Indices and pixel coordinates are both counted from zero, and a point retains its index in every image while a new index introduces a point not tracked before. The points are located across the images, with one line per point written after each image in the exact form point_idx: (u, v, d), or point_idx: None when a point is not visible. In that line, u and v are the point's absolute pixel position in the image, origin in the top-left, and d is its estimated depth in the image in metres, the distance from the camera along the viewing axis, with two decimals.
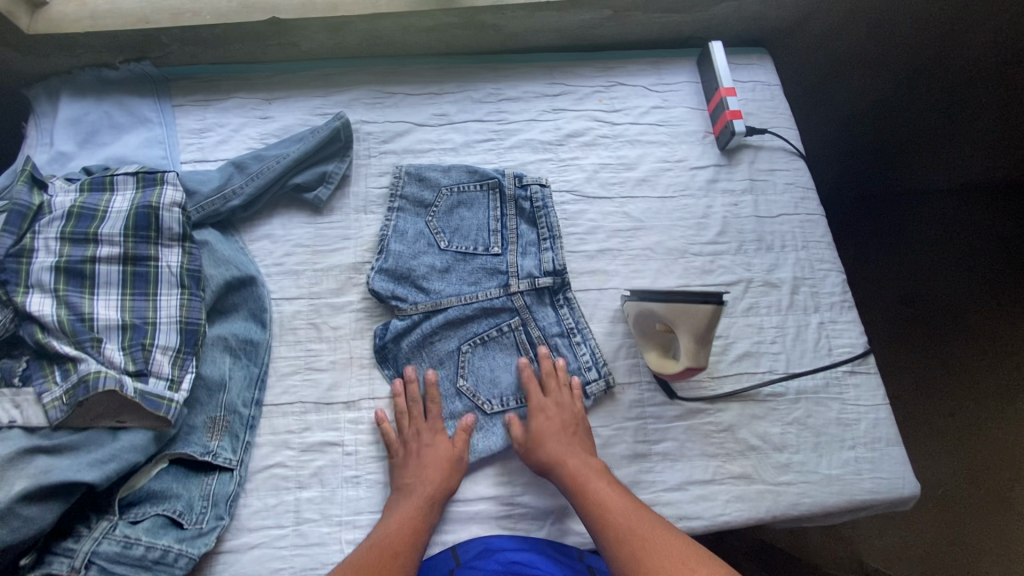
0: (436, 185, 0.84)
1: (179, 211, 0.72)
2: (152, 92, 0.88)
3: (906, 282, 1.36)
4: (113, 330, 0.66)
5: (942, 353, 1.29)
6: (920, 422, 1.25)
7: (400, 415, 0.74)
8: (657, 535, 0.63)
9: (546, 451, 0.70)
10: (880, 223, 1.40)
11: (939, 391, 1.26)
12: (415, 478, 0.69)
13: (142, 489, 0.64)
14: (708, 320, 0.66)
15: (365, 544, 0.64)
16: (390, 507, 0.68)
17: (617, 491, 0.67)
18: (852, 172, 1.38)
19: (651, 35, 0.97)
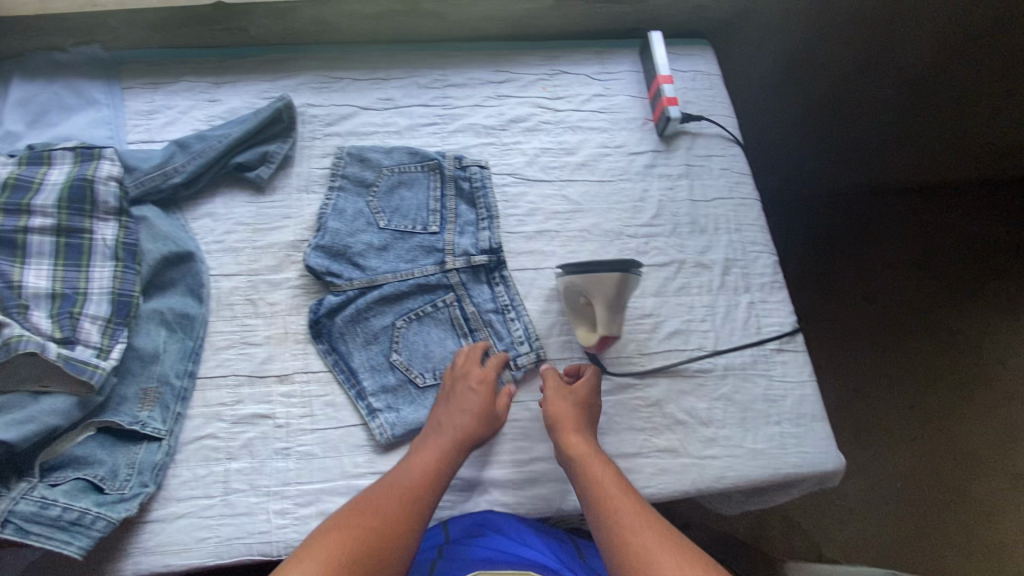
0: (377, 166, 0.86)
1: (115, 185, 0.74)
2: (100, 74, 0.90)
3: (860, 280, 1.37)
4: (42, 299, 0.68)
5: (896, 349, 1.31)
6: (875, 415, 1.26)
7: (459, 359, 0.77)
8: (645, 517, 0.63)
9: (560, 419, 0.72)
10: (833, 222, 1.42)
11: (894, 384, 1.29)
12: (448, 419, 0.72)
13: (65, 454, 0.65)
14: (617, 286, 0.72)
15: (387, 479, 0.68)
16: (418, 444, 0.71)
17: (618, 478, 0.68)
18: (804, 172, 1.39)
19: (596, 26, 1.00)
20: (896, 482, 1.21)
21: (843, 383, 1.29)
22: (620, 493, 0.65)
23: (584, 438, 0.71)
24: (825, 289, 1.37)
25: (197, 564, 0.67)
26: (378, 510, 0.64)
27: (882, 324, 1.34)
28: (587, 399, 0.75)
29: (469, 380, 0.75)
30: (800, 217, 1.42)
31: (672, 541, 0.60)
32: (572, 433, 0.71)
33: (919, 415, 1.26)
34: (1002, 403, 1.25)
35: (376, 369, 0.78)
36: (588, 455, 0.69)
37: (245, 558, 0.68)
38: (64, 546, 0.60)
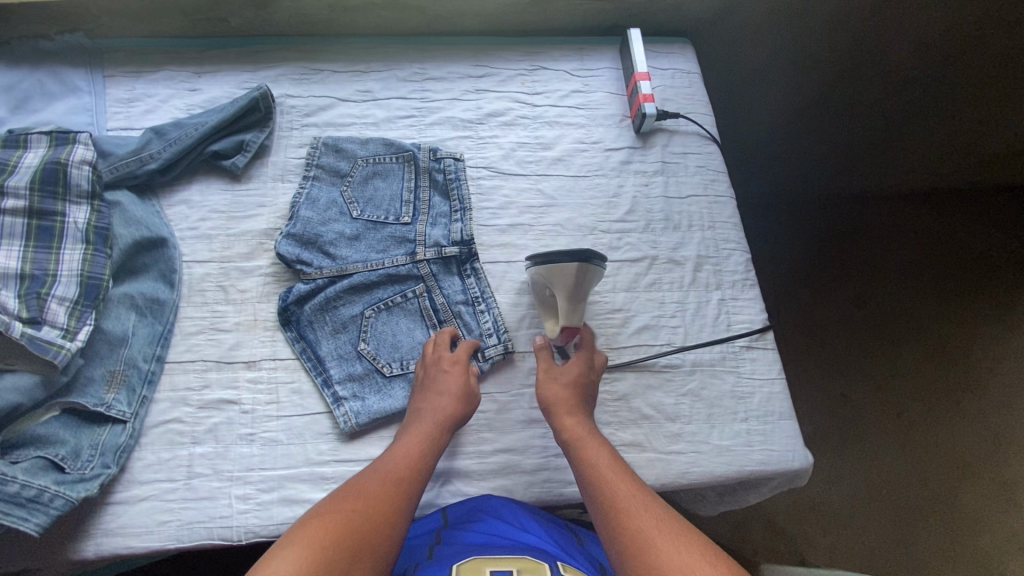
0: (352, 156, 0.87)
1: (89, 169, 0.75)
2: (83, 62, 0.91)
3: (853, 287, 1.36)
4: (10, 279, 0.68)
5: (886, 357, 1.30)
6: (862, 423, 1.25)
7: (428, 346, 0.77)
8: (639, 496, 0.63)
9: (553, 398, 0.73)
10: (827, 225, 1.41)
11: (883, 392, 1.27)
12: (427, 403, 0.72)
13: (27, 433, 0.66)
14: (577, 276, 0.72)
15: (373, 466, 0.66)
16: (403, 432, 0.70)
17: (616, 461, 0.67)
18: (796, 172, 1.38)
19: (576, 23, 1.01)
20: (881, 490, 1.19)
21: (830, 390, 1.28)
22: (617, 474, 0.65)
23: (581, 420, 0.71)
24: (817, 294, 1.36)
25: (157, 547, 0.68)
26: (364, 494, 0.61)
27: (874, 331, 1.32)
28: (582, 381, 0.75)
29: (441, 362, 0.75)
30: (794, 219, 1.41)
31: (675, 524, 0.59)
32: (567, 418, 0.71)
33: (908, 424, 1.24)
34: (999, 415, 1.22)
35: (344, 358, 0.78)
36: (583, 437, 0.69)
37: (205, 543, 0.69)
38: (20, 523, 0.60)
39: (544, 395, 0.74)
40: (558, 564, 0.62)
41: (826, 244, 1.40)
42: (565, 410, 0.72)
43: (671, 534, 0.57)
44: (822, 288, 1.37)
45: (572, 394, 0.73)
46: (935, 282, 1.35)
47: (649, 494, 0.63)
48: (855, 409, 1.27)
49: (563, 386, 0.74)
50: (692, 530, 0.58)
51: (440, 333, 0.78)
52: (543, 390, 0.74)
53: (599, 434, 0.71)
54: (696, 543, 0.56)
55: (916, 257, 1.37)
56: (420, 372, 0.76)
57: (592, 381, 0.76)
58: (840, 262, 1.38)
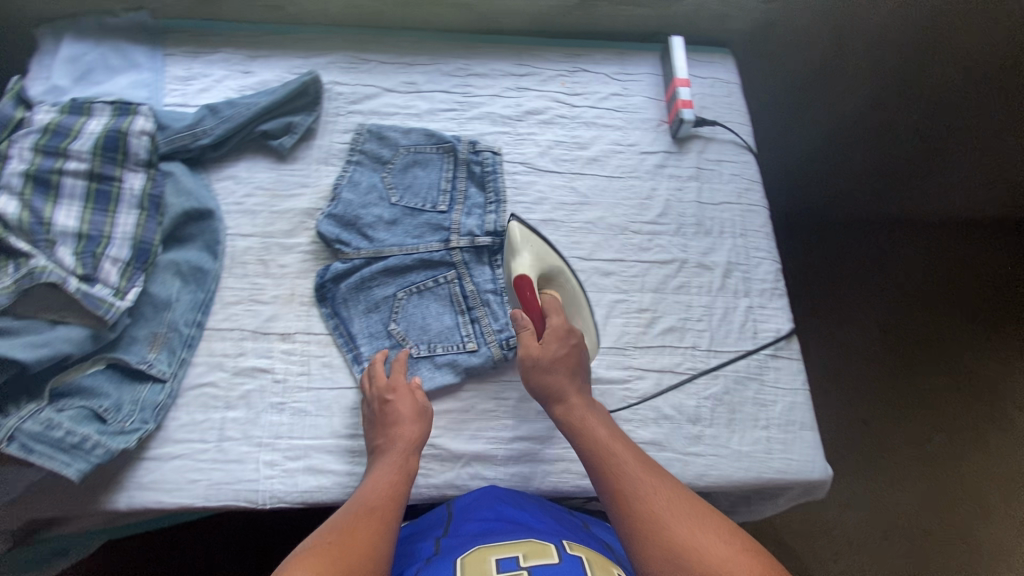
0: (395, 145, 0.90)
1: (147, 139, 0.79)
2: (146, 41, 0.96)
3: (879, 313, 1.33)
4: (68, 237, 0.71)
5: (905, 387, 1.28)
6: (880, 449, 1.23)
7: (365, 381, 0.76)
8: (648, 475, 0.63)
9: (551, 379, 0.72)
10: (862, 249, 1.36)
11: (899, 422, 1.25)
12: (385, 436, 0.70)
13: (74, 384, 0.68)
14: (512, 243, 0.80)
15: (347, 505, 0.61)
16: (370, 473, 0.67)
17: (621, 443, 0.68)
18: (831, 194, 1.34)
19: (619, 28, 1.03)
20: (897, 520, 1.17)
21: (849, 416, 1.26)
22: (624, 455, 0.66)
23: (583, 399, 0.72)
24: (845, 323, 1.33)
25: (186, 504, 0.70)
26: (347, 530, 0.57)
27: (896, 359, 1.29)
28: (569, 358, 0.74)
29: (382, 394, 0.73)
30: (827, 245, 1.36)
31: (684, 498, 0.60)
32: (561, 407, 0.71)
33: (929, 455, 1.22)
34: (1018, 448, 1.21)
35: (374, 336, 0.80)
36: (585, 420, 0.70)
37: (231, 504, 0.71)
38: (63, 467, 0.62)
39: (534, 386, 0.73)
40: (563, 544, 0.61)
41: (857, 267, 1.35)
42: (559, 398, 0.72)
43: (681, 508, 0.58)
44: (849, 311, 1.33)
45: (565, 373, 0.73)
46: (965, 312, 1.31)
47: (655, 469, 0.64)
48: (872, 436, 1.24)
49: (550, 371, 0.72)
50: (699, 502, 0.60)
51: (370, 365, 0.76)
52: (531, 380, 0.73)
53: (596, 412, 0.71)
54: (705, 513, 0.58)
55: (949, 285, 1.33)
56: (367, 407, 0.73)
57: (578, 351, 0.75)
58: (870, 287, 1.34)
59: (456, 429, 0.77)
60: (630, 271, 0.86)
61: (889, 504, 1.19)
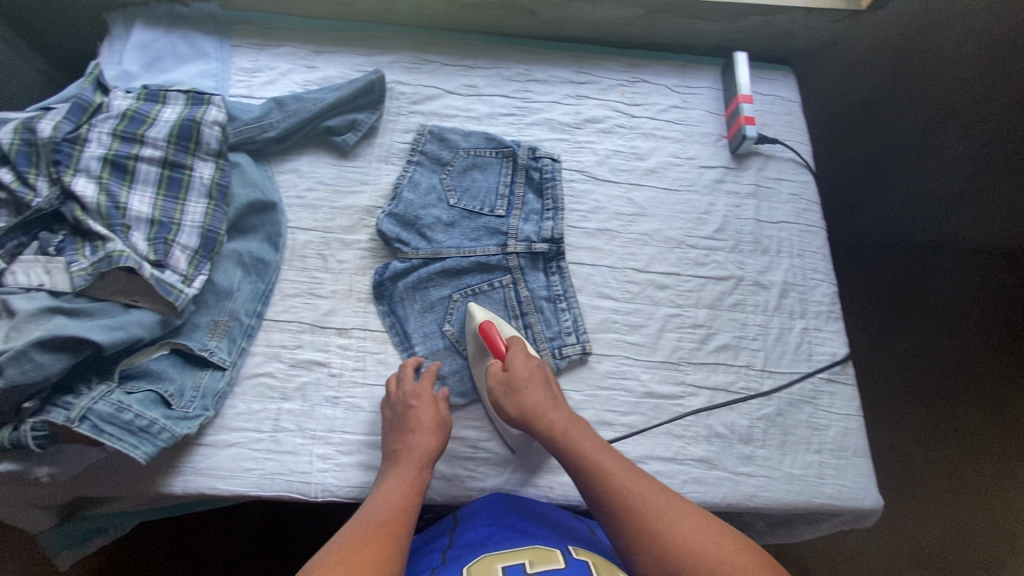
0: (455, 147, 0.91)
1: (219, 129, 0.80)
2: (214, 31, 0.97)
3: (923, 340, 1.28)
4: (142, 223, 0.73)
5: (938, 414, 1.23)
6: (912, 476, 1.20)
7: (392, 383, 0.75)
8: (638, 480, 0.63)
9: (524, 397, 0.70)
10: (911, 271, 1.31)
11: (931, 448, 1.21)
12: (402, 444, 0.69)
13: (142, 367, 0.70)
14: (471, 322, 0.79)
15: (356, 519, 0.61)
16: (381, 484, 0.66)
17: (605, 449, 0.66)
18: (880, 216, 1.31)
19: (682, 40, 1.02)
20: (919, 548, 1.15)
21: (883, 433, 1.24)
22: (608, 459, 0.65)
23: (561, 414, 0.70)
24: (887, 348, 1.29)
25: (240, 491, 0.71)
26: (358, 548, 0.56)
27: (936, 388, 1.25)
28: (536, 372, 0.73)
29: (407, 398, 0.72)
30: (869, 264, 1.33)
31: (672, 502, 0.61)
32: (540, 424, 0.68)
33: (958, 485, 1.18)
34: None
35: (427, 336, 0.81)
36: (568, 428, 0.68)
37: (284, 494, 0.72)
38: (132, 449, 0.63)
39: (513, 413, 0.70)
40: (570, 549, 0.62)
41: (886, 293, 1.32)
42: (536, 414, 0.69)
43: (674, 515, 0.60)
44: (874, 335, 1.30)
45: (540, 388, 0.71)
46: (999, 344, 1.24)
47: (639, 473, 0.64)
48: (904, 459, 1.21)
49: (522, 390, 0.71)
50: (685, 502, 0.62)
51: (398, 368, 0.76)
52: (508, 409, 0.70)
53: (575, 421, 0.69)
54: (696, 516, 0.60)
55: (987, 318, 1.25)
56: (388, 413, 0.73)
57: (543, 368, 0.75)
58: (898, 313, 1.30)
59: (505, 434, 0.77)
60: (685, 286, 0.86)
61: (912, 532, 1.16)
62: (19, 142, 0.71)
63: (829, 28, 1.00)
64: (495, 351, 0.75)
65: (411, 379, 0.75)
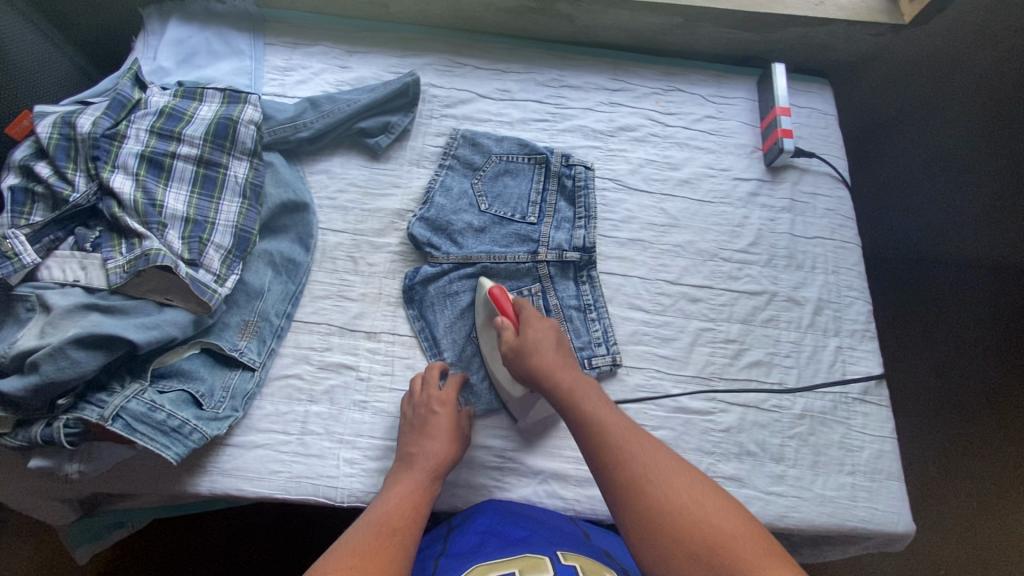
0: (487, 152, 0.90)
1: (254, 129, 0.79)
2: (248, 28, 0.97)
3: (969, 357, 1.15)
4: (177, 221, 0.72)
5: (961, 429, 1.12)
6: (934, 497, 1.09)
7: (416, 384, 0.75)
8: (639, 440, 0.61)
9: (536, 358, 0.69)
10: (961, 284, 1.17)
11: (963, 469, 1.10)
12: (419, 449, 0.68)
13: (173, 366, 0.70)
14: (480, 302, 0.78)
15: (365, 520, 0.60)
16: (390, 486, 0.66)
17: (610, 411, 0.65)
18: (925, 232, 1.18)
19: (718, 49, 1.01)
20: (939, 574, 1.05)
21: (918, 445, 1.12)
22: (611, 418, 0.64)
23: (572, 376, 0.68)
24: (931, 363, 1.15)
25: (266, 494, 0.71)
26: (368, 551, 0.55)
27: (975, 410, 1.13)
28: (549, 336, 0.71)
29: (430, 402, 0.72)
30: (920, 279, 1.18)
31: (664, 460, 0.59)
32: (549, 384, 0.67)
33: (980, 505, 1.08)
34: None
35: (455, 342, 0.80)
36: (575, 386, 0.67)
37: (310, 498, 0.71)
38: (164, 449, 0.63)
39: (525, 376, 0.69)
40: (558, 552, 0.60)
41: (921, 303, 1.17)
42: (547, 375, 0.68)
43: (660, 471, 0.58)
44: (905, 344, 1.16)
45: (551, 349, 0.70)
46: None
47: (638, 430, 0.63)
48: (935, 475, 1.10)
49: (534, 351, 0.69)
50: (679, 462, 0.59)
51: (425, 371, 0.76)
52: (519, 372, 0.70)
53: (585, 383, 0.68)
54: (685, 475, 0.58)
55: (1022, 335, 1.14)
56: (407, 416, 0.73)
57: (555, 330, 0.73)
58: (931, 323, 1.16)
59: (532, 444, 0.76)
60: (717, 299, 0.85)
61: (933, 556, 1.06)
62: (58, 136, 0.71)
63: (868, 43, 0.98)
64: (504, 317, 0.73)
65: (435, 384, 0.74)
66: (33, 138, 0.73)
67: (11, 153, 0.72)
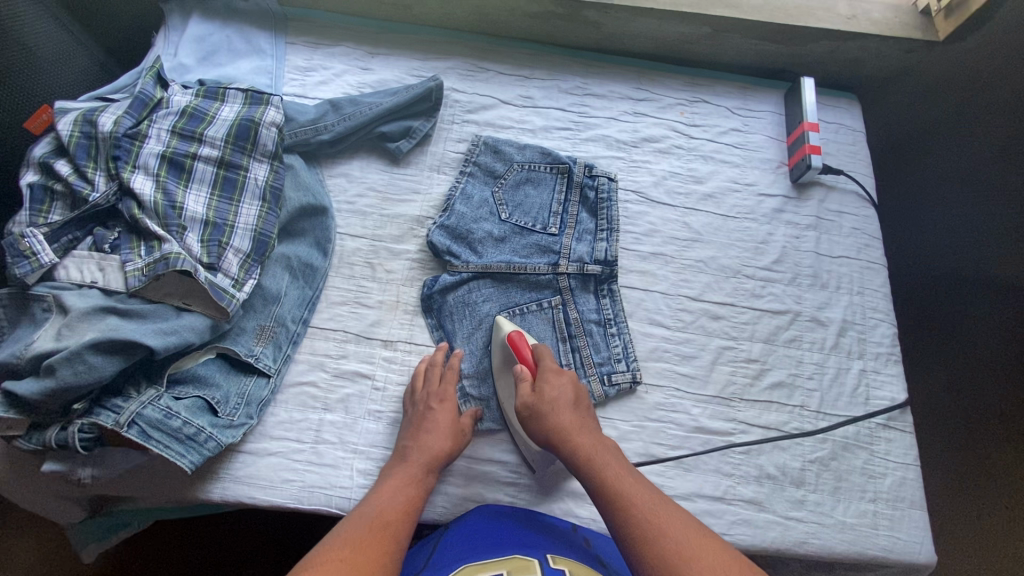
0: (509, 160, 0.88)
1: (276, 131, 0.78)
2: (270, 27, 0.95)
3: (987, 377, 1.08)
4: (196, 223, 0.71)
5: (993, 451, 1.06)
6: (963, 520, 1.03)
7: (417, 380, 0.74)
8: (668, 514, 0.59)
9: (552, 420, 0.67)
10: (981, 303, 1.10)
11: (991, 493, 1.04)
12: (415, 442, 0.68)
13: (189, 371, 0.69)
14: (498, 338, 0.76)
15: (359, 513, 0.60)
16: (385, 479, 0.65)
17: (634, 480, 0.63)
18: (941, 249, 1.13)
19: (746, 60, 1.00)
20: None
21: (940, 470, 1.06)
22: (636, 489, 0.61)
23: (593, 439, 0.66)
24: (946, 382, 1.10)
25: (279, 503, 0.69)
26: (358, 544, 0.55)
27: (993, 432, 1.06)
28: (567, 390, 0.70)
29: (429, 398, 0.71)
30: (946, 296, 1.12)
31: (695, 536, 0.57)
32: (568, 448, 0.65)
33: (1014, 531, 1.02)
34: None
35: (469, 352, 0.78)
36: (597, 453, 0.65)
37: (323, 509, 0.70)
38: (179, 458, 0.63)
39: (541, 435, 0.67)
40: (547, 555, 0.62)
41: (947, 320, 1.12)
42: (565, 437, 0.66)
43: (693, 549, 0.55)
44: (931, 363, 1.11)
45: (569, 408, 0.68)
46: None
47: (665, 502, 0.61)
48: (960, 501, 1.04)
49: (552, 412, 0.67)
50: (711, 539, 0.57)
51: (428, 362, 0.76)
52: (535, 430, 0.68)
53: (605, 446, 0.66)
54: (718, 554, 0.55)
55: None
56: (407, 411, 0.72)
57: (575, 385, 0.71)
58: (957, 342, 1.11)
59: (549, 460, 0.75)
60: (739, 318, 0.83)
61: None
62: (79, 134, 0.71)
63: (899, 59, 0.96)
64: (523, 365, 0.72)
65: (438, 379, 0.74)
66: (53, 135, 0.72)
67: (30, 149, 0.71)
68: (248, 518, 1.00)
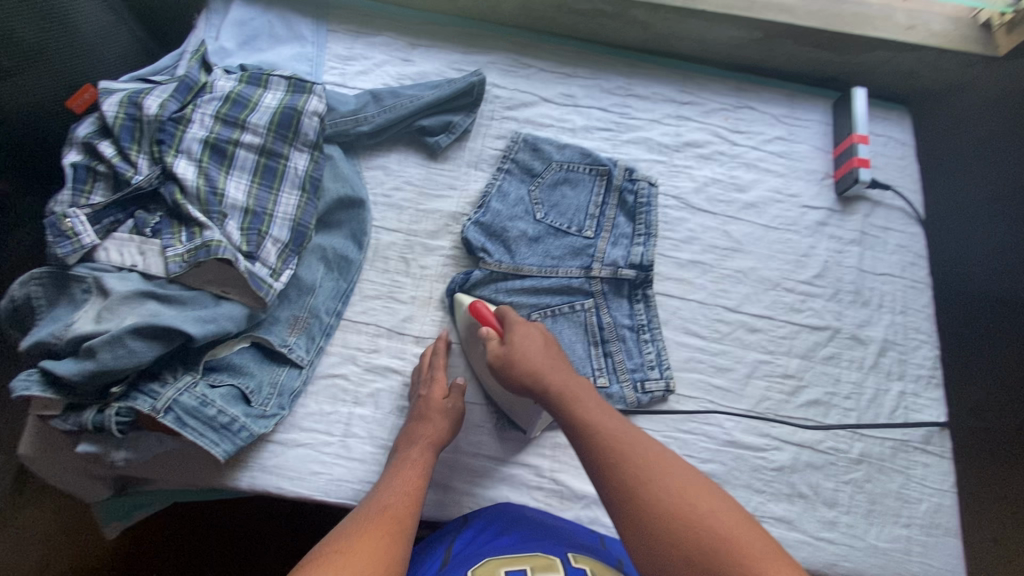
0: (548, 158, 0.86)
1: (318, 121, 0.77)
2: (312, 13, 0.94)
3: (1015, 401, 1.07)
4: (236, 211, 0.71)
5: None
6: (1002, 546, 1.02)
7: (417, 372, 0.74)
8: (649, 450, 0.56)
9: (522, 369, 0.63)
10: (1012, 324, 1.09)
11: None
12: (410, 430, 0.67)
13: (225, 359, 0.69)
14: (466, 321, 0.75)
15: (361, 508, 0.58)
16: (386, 473, 0.64)
17: (609, 416, 0.60)
18: (981, 269, 1.09)
19: (794, 68, 0.97)
20: None
21: (977, 498, 1.04)
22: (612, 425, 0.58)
23: (563, 377, 0.63)
24: (971, 402, 1.08)
25: (306, 494, 0.69)
26: (358, 534, 0.53)
27: None
28: (535, 338, 0.67)
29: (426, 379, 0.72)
30: (985, 317, 1.09)
31: (669, 463, 0.55)
32: (541, 390, 0.62)
33: None
34: None
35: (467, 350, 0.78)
36: (567, 389, 0.62)
37: (349, 503, 0.69)
38: (212, 446, 0.63)
39: (515, 386, 0.64)
40: (567, 554, 0.61)
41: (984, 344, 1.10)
42: (536, 382, 0.63)
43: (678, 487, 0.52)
44: (970, 388, 1.08)
45: (539, 352, 0.65)
46: None
47: (635, 432, 0.58)
48: (996, 528, 1.03)
49: (522, 363, 0.64)
50: (677, 462, 0.55)
51: (422, 355, 0.76)
52: (509, 382, 0.64)
53: (577, 383, 0.63)
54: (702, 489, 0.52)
55: None
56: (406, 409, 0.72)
57: (543, 332, 0.68)
58: (994, 365, 1.09)
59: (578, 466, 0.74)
60: (778, 332, 0.82)
61: None
62: (124, 116, 0.71)
63: (955, 71, 0.93)
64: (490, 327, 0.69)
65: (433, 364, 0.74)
66: (97, 115, 0.72)
67: (74, 128, 0.71)
68: (267, 508, 1.00)
